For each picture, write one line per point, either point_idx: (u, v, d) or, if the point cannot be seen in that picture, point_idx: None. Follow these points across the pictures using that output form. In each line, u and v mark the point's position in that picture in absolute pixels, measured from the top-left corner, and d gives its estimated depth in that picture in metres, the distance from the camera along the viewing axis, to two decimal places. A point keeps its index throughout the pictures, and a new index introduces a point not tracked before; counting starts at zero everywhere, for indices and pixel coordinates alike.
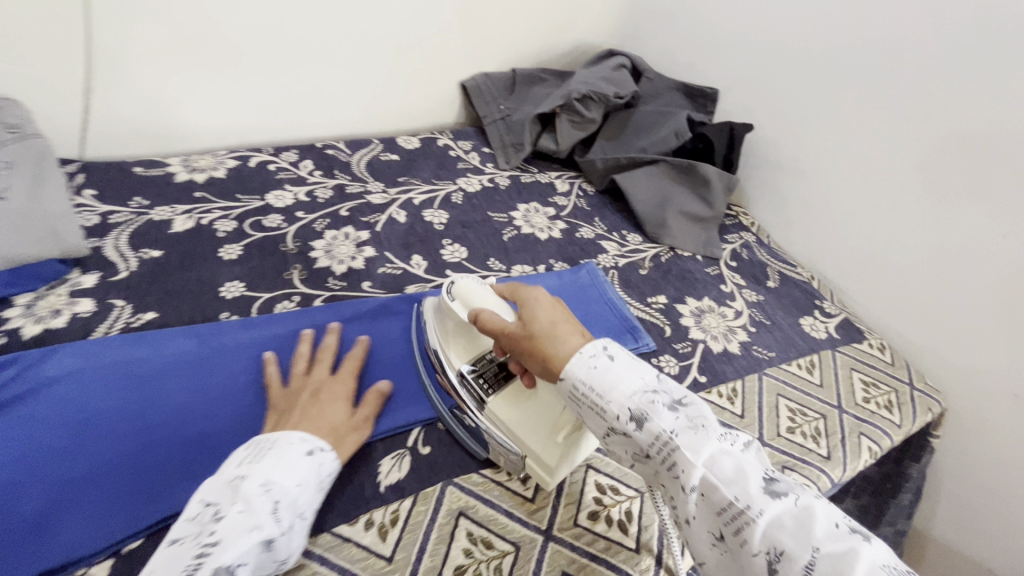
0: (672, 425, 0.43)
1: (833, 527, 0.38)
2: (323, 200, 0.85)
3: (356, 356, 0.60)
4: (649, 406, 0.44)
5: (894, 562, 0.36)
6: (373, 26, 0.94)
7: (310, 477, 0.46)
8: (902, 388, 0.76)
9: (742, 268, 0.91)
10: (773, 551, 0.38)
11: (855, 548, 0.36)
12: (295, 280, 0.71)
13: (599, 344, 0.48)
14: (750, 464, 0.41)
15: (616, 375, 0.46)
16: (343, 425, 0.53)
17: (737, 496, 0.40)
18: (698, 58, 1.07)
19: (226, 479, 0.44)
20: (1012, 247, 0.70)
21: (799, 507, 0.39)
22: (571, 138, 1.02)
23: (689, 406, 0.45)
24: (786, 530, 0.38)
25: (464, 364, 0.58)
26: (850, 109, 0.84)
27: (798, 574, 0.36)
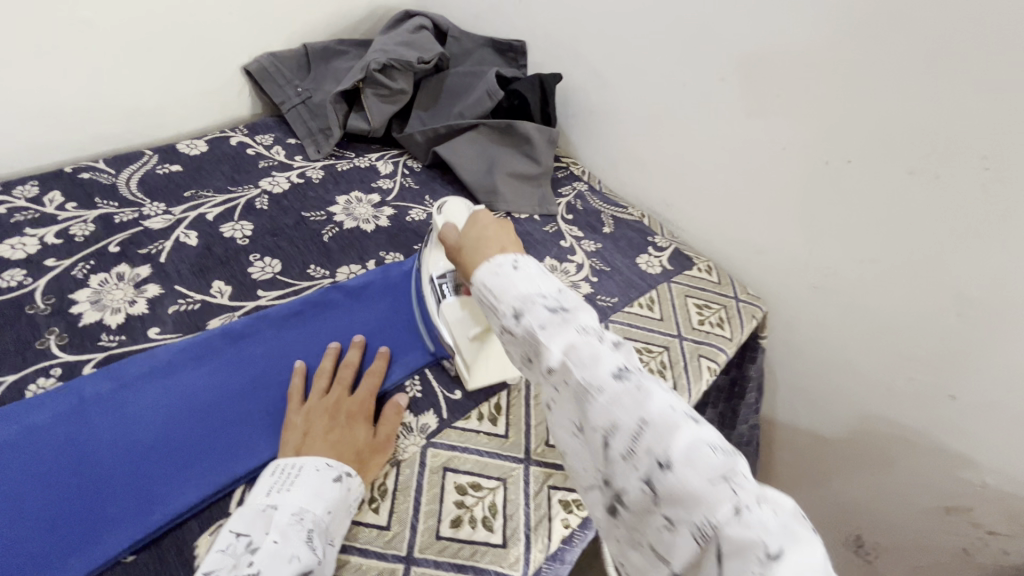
0: (543, 320, 0.42)
1: (669, 408, 0.36)
2: (81, 239, 0.69)
3: (376, 373, 0.60)
4: (528, 304, 0.43)
5: (723, 443, 0.35)
6: (93, 15, 0.76)
7: (340, 502, 0.47)
8: (728, 303, 0.83)
9: (578, 220, 0.91)
10: (609, 428, 0.37)
11: (684, 428, 0.35)
12: (52, 349, 0.57)
13: (509, 257, 0.47)
14: (609, 354, 0.40)
15: (512, 281, 0.45)
16: (368, 448, 0.53)
17: (587, 380, 0.39)
18: (499, 9, 1.02)
19: (258, 509, 0.45)
20: (790, 159, 0.77)
21: (644, 391, 0.38)
22: (382, 114, 0.94)
23: (574, 309, 0.43)
24: (622, 406, 0.37)
25: (438, 270, 0.63)
26: (640, 47, 0.86)
27: (627, 446, 0.36)
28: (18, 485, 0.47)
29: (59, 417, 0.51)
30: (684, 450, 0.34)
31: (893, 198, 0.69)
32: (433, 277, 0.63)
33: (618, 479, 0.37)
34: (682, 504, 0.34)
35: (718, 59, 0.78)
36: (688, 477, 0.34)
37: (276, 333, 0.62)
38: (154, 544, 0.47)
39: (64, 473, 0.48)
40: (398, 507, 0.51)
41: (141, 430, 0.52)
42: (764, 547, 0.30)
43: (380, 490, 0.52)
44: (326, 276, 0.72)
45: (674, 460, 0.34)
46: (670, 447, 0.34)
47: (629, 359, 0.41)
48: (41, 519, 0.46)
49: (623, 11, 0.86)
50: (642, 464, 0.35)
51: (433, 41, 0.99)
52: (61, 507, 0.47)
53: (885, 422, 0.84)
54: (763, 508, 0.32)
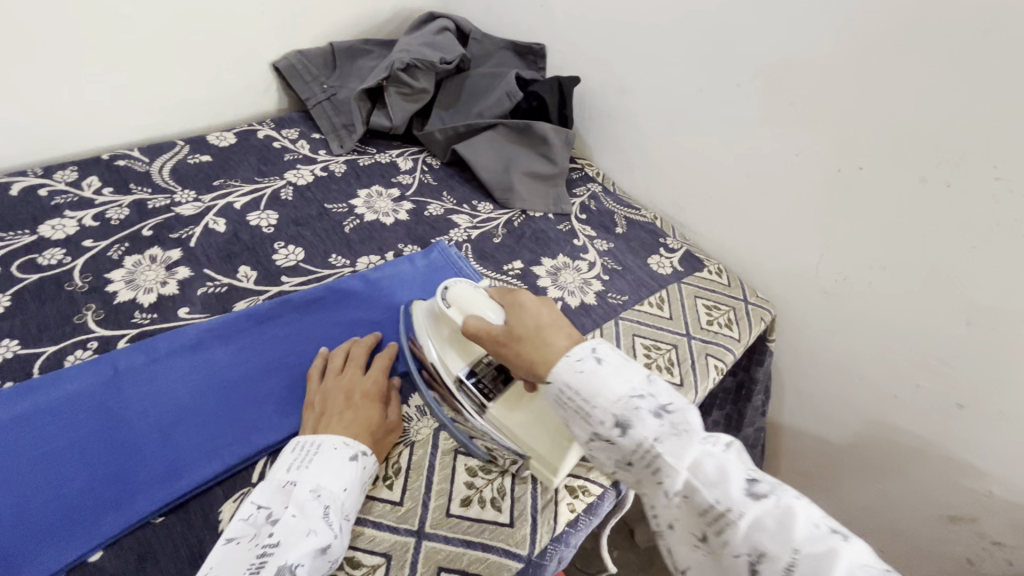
0: (656, 432, 0.44)
1: (813, 527, 0.37)
2: (117, 222, 0.72)
3: (388, 357, 0.62)
4: (633, 413, 0.44)
5: (876, 562, 0.36)
6: (134, 9, 0.80)
7: (356, 480, 0.49)
8: (737, 305, 0.84)
9: (592, 220, 0.93)
10: (753, 553, 0.38)
11: (836, 550, 0.36)
12: (90, 324, 0.60)
13: (587, 348, 0.49)
14: (731, 465, 0.41)
15: (602, 380, 0.46)
16: (381, 428, 0.55)
17: (717, 499, 0.40)
18: (520, 13, 1.05)
19: (278, 485, 0.48)
20: (802, 164, 0.78)
21: (782, 508, 0.39)
22: (404, 112, 0.96)
23: (675, 411, 0.45)
24: (765, 531, 0.38)
25: (462, 370, 0.57)
26: (657, 53, 0.88)
27: (778, 575, 0.37)
28: (57, 447, 0.50)
29: (95, 387, 0.54)
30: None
31: (903, 203, 0.70)
32: (461, 377, 0.57)
33: None
34: None
35: (735, 64, 0.80)
36: None
37: (298, 317, 0.65)
38: (181, 508, 0.49)
39: (97, 439, 0.51)
40: (412, 484, 0.54)
41: (171, 402, 0.55)
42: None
43: (394, 468, 0.55)
44: (347, 266, 0.75)
45: None
46: (827, 574, 0.35)
47: (748, 466, 0.42)
48: (77, 481, 0.48)
49: (643, 15, 0.88)
50: None
51: (456, 42, 1.02)
52: (96, 469, 0.49)
53: (891, 428, 0.84)
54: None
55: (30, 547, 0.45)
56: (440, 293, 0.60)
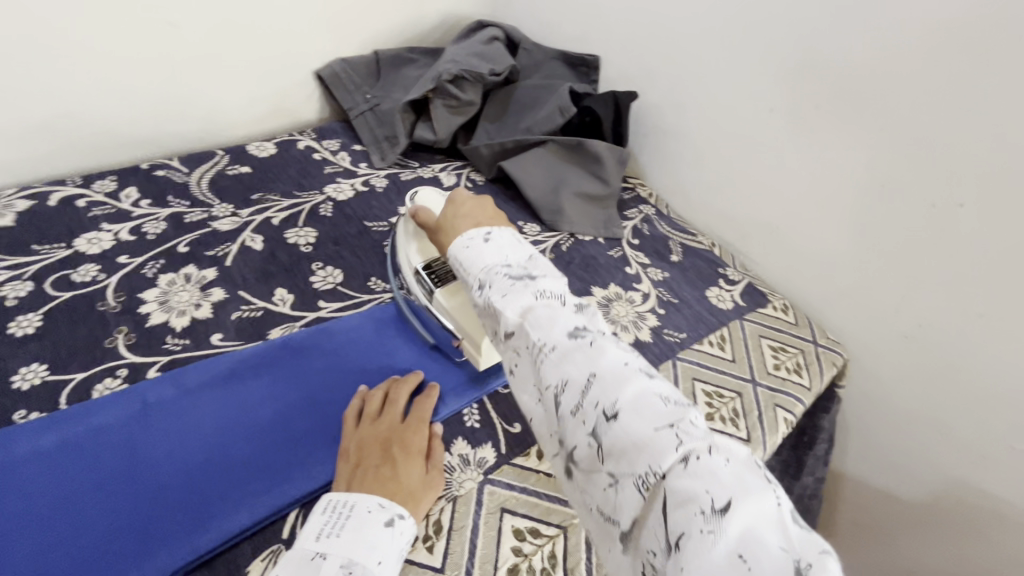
0: (503, 286, 0.43)
1: (621, 364, 0.37)
2: (153, 237, 0.70)
3: (429, 401, 0.56)
4: (493, 273, 0.44)
5: (675, 396, 0.36)
6: (183, 16, 0.78)
7: (392, 551, 0.43)
8: (807, 348, 0.76)
9: (645, 245, 0.87)
10: (560, 384, 0.38)
11: (636, 383, 0.36)
12: (120, 348, 0.57)
13: (481, 230, 0.49)
14: (566, 314, 0.40)
15: (480, 251, 0.47)
16: (420, 484, 0.49)
17: (542, 339, 0.39)
18: (574, 24, 0.99)
19: (306, 556, 0.42)
20: (890, 197, 0.71)
21: (597, 347, 0.38)
22: (448, 125, 0.92)
23: (534, 275, 0.44)
24: (575, 363, 0.38)
25: (420, 262, 0.63)
26: (726, 70, 0.82)
27: (576, 401, 0.37)
28: (78, 490, 0.46)
29: (122, 421, 0.51)
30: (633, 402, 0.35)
31: (1014, 246, 0.62)
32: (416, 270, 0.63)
33: (569, 434, 0.37)
34: (628, 454, 0.34)
35: (816, 83, 0.73)
36: (634, 425, 0.34)
37: (335, 348, 0.61)
38: (207, 564, 0.45)
39: (121, 481, 0.47)
40: (454, 548, 0.48)
41: (200, 442, 0.51)
42: (709, 495, 0.31)
43: (434, 527, 0.49)
44: (387, 291, 0.70)
45: (620, 408, 0.35)
46: (617, 398, 0.35)
47: (591, 320, 0.41)
48: (98, 529, 0.45)
49: (711, 28, 0.81)
50: (590, 418, 0.36)
51: (505, 53, 0.97)
52: (116, 517, 0.45)
53: (978, 494, 0.75)
54: (713, 455, 0.32)
55: None
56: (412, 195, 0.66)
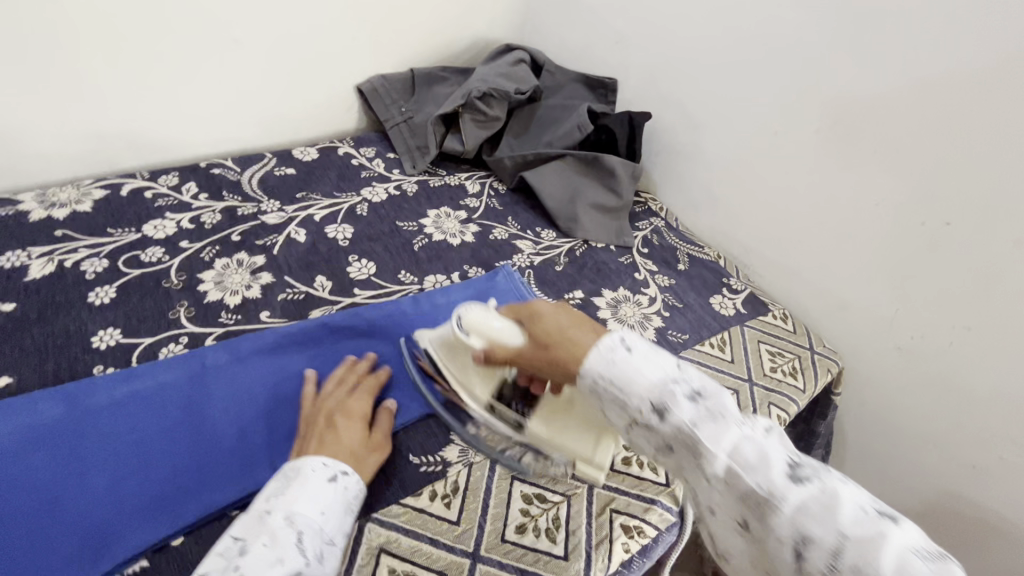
0: (692, 416, 0.43)
1: (861, 512, 0.36)
2: (210, 226, 0.78)
3: (375, 379, 0.61)
4: (668, 397, 0.45)
5: (929, 547, 0.35)
6: (247, 33, 0.87)
7: (335, 502, 0.47)
8: (803, 354, 0.81)
9: (653, 254, 0.93)
10: (799, 538, 0.37)
11: (887, 537, 0.35)
12: (182, 320, 0.65)
13: (615, 336, 0.49)
14: (774, 451, 0.41)
15: (634, 367, 0.46)
16: (362, 448, 0.54)
17: (760, 483, 0.39)
18: (595, 49, 1.08)
19: (255, 514, 0.46)
20: (883, 215, 0.76)
21: (827, 494, 0.38)
22: (476, 137, 1.00)
23: (709, 396, 0.45)
24: (814, 519, 0.37)
25: (491, 394, 0.60)
26: (734, 95, 0.89)
27: (826, 562, 0.36)
28: (149, 434, 0.54)
29: (183, 380, 0.58)
30: (894, 563, 0.34)
31: (995, 262, 0.68)
32: (493, 402, 0.60)
33: None
34: None
35: (818, 108, 0.79)
36: None
37: (367, 330, 0.68)
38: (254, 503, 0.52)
39: (186, 428, 0.55)
40: (468, 505, 0.54)
41: (252, 401, 0.58)
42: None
43: (452, 486, 0.55)
44: (415, 283, 0.78)
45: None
46: (879, 560, 0.34)
47: (788, 449, 0.41)
48: (162, 467, 0.52)
49: (724, 56, 0.88)
50: None
51: (531, 73, 1.05)
52: (182, 458, 0.53)
53: (965, 501, 0.79)
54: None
55: (121, 526, 0.48)
56: (455, 320, 0.61)
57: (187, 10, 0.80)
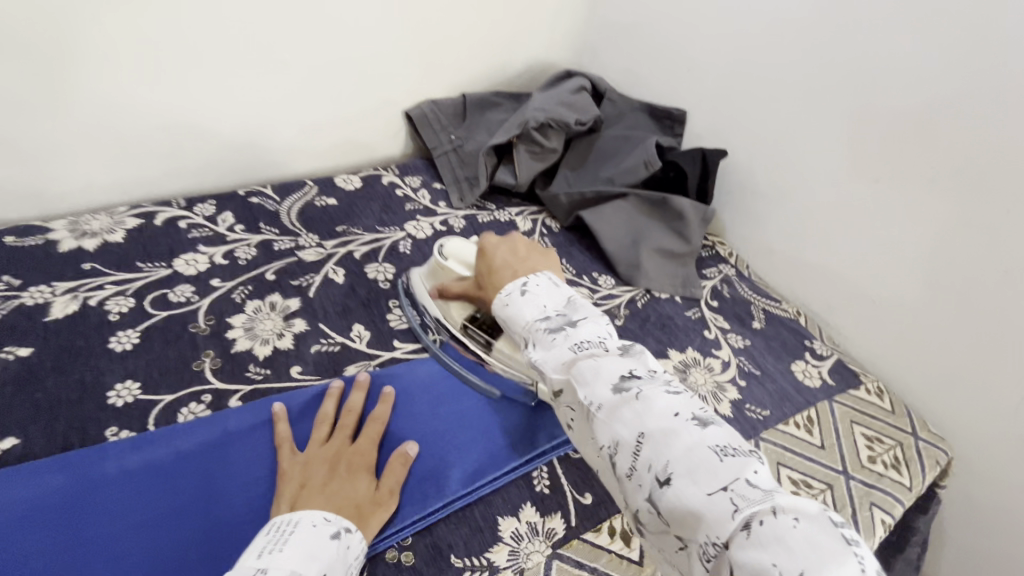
0: (546, 343, 0.50)
1: (670, 416, 0.41)
2: (244, 262, 0.72)
3: (380, 420, 0.55)
4: (534, 333, 0.51)
5: (732, 445, 0.39)
6: (296, 56, 0.82)
7: (337, 563, 0.43)
8: (906, 440, 0.70)
9: (724, 308, 0.83)
10: (613, 443, 0.42)
11: (682, 437, 0.40)
12: (207, 373, 0.59)
13: (517, 283, 0.56)
14: (609, 367, 0.45)
15: (520, 308, 0.54)
16: (367, 503, 0.49)
17: (588, 397, 0.45)
18: (663, 78, 0.99)
19: (247, 573, 0.40)
20: (1014, 283, 0.65)
21: (643, 402, 0.42)
22: (530, 170, 0.92)
23: (571, 327, 0.50)
24: (624, 422, 0.42)
25: (462, 316, 0.64)
26: (828, 135, 0.78)
27: (631, 461, 0.41)
28: (157, 517, 0.47)
29: (201, 448, 0.52)
30: (680, 453, 0.39)
31: None
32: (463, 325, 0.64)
33: (631, 493, 0.41)
34: (683, 517, 0.37)
35: (935, 157, 0.69)
36: (685, 484, 0.37)
37: (409, 393, 0.60)
38: None
39: (199, 510, 0.48)
40: None
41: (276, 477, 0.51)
42: (777, 567, 0.32)
43: None
44: None
45: (672, 468, 0.38)
46: (667, 456, 0.39)
47: (633, 368, 0.45)
48: (170, 560, 0.45)
49: (817, 91, 0.78)
50: (645, 478, 0.40)
51: (591, 102, 0.97)
52: (192, 548, 0.46)
53: None
54: (779, 517, 0.34)
55: None
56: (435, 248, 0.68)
57: (237, 31, 0.76)
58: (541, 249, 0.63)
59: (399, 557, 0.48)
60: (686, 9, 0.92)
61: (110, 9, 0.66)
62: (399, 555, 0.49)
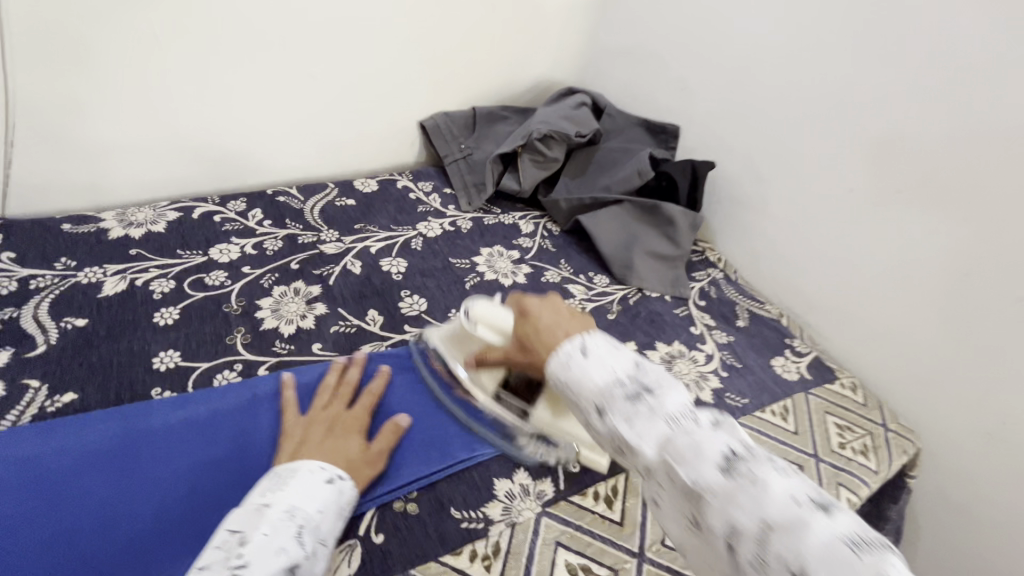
0: (630, 415, 0.43)
1: (790, 500, 0.35)
2: (271, 252, 0.80)
3: (374, 393, 0.61)
4: (611, 399, 0.44)
5: (862, 532, 0.34)
6: (324, 70, 0.91)
7: (332, 503, 0.49)
8: (876, 430, 0.75)
9: (711, 307, 0.89)
10: (729, 530, 0.36)
11: (811, 524, 0.34)
12: (238, 346, 0.66)
13: (576, 341, 0.48)
14: (710, 442, 0.39)
15: (585, 370, 0.46)
16: (359, 459, 0.54)
17: (693, 477, 0.38)
18: (659, 96, 1.07)
19: (252, 508, 0.46)
20: (973, 286, 0.70)
21: (758, 485, 0.37)
22: (533, 178, 1.00)
23: (654, 393, 0.43)
24: (738, 506, 0.36)
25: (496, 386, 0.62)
26: (808, 149, 0.85)
27: (752, 551, 0.35)
28: (197, 462, 0.54)
29: (232, 408, 0.59)
30: (813, 546, 0.33)
31: None
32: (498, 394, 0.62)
33: None
34: None
35: (903, 170, 0.75)
36: None
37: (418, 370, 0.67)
38: None
39: (232, 458, 0.55)
40: (510, 571, 0.51)
41: None
42: None
43: (493, 548, 0.53)
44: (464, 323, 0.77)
45: (806, 561, 0.33)
46: (803, 552, 0.33)
47: (734, 441, 0.39)
48: (207, 498, 0.51)
49: (797, 109, 0.85)
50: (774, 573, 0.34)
51: (592, 116, 1.05)
52: (226, 488, 0.52)
53: None
54: None
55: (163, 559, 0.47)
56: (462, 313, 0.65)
57: (272, 47, 0.84)
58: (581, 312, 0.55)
59: (405, 507, 0.55)
60: (680, 33, 1.00)
61: (164, 27, 0.75)
62: (405, 505, 0.55)
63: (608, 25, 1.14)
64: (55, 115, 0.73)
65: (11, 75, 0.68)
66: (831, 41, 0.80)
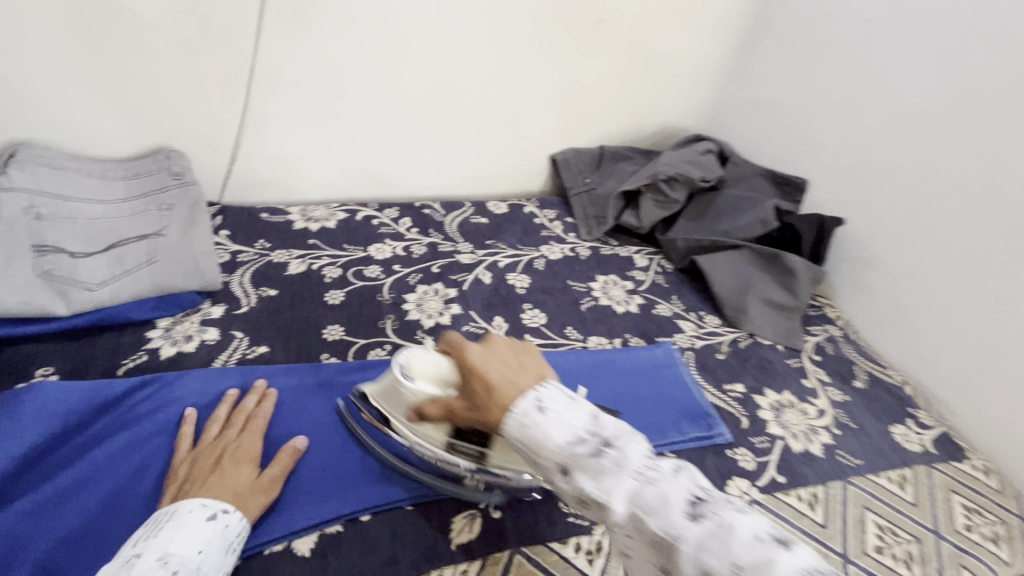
0: (598, 474, 0.40)
1: (753, 539, 0.35)
2: (417, 256, 0.92)
3: (263, 417, 0.60)
4: (576, 459, 0.41)
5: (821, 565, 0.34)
6: (477, 105, 1.03)
7: (214, 541, 0.47)
8: (1010, 520, 0.69)
9: (826, 363, 0.88)
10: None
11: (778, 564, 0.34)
12: (388, 330, 0.77)
13: (532, 394, 0.44)
14: (673, 488, 0.38)
15: (544, 429, 0.42)
16: (247, 490, 0.52)
17: (663, 528, 0.37)
18: (789, 150, 1.08)
19: (123, 559, 0.44)
20: None
21: (726, 527, 0.36)
22: (652, 216, 1.05)
23: (615, 446, 0.41)
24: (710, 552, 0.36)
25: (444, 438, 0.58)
26: (951, 217, 0.82)
27: None
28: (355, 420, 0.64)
29: None
30: None
31: None
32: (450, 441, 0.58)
33: None
34: None
35: None
36: None
37: None
38: (425, 504, 0.58)
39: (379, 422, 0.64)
40: (610, 569, 0.56)
41: None
42: None
43: (596, 545, 0.57)
44: (578, 341, 0.83)
45: None
46: None
47: (695, 485, 0.39)
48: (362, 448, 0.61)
49: (940, 173, 0.83)
50: None
51: (716, 164, 1.09)
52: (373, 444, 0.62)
53: None
54: None
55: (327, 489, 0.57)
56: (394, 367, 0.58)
57: (437, 82, 0.97)
58: (521, 341, 0.51)
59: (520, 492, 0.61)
60: (816, 91, 1.02)
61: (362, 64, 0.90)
62: None
63: (741, 79, 1.17)
64: (270, 127, 0.90)
65: (249, 96, 0.86)
66: (986, 108, 0.78)
